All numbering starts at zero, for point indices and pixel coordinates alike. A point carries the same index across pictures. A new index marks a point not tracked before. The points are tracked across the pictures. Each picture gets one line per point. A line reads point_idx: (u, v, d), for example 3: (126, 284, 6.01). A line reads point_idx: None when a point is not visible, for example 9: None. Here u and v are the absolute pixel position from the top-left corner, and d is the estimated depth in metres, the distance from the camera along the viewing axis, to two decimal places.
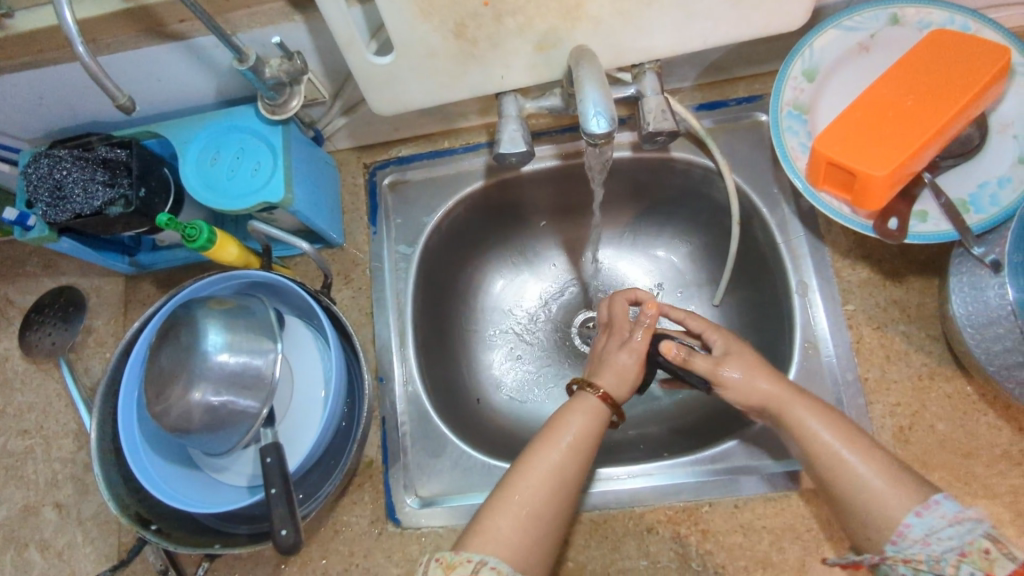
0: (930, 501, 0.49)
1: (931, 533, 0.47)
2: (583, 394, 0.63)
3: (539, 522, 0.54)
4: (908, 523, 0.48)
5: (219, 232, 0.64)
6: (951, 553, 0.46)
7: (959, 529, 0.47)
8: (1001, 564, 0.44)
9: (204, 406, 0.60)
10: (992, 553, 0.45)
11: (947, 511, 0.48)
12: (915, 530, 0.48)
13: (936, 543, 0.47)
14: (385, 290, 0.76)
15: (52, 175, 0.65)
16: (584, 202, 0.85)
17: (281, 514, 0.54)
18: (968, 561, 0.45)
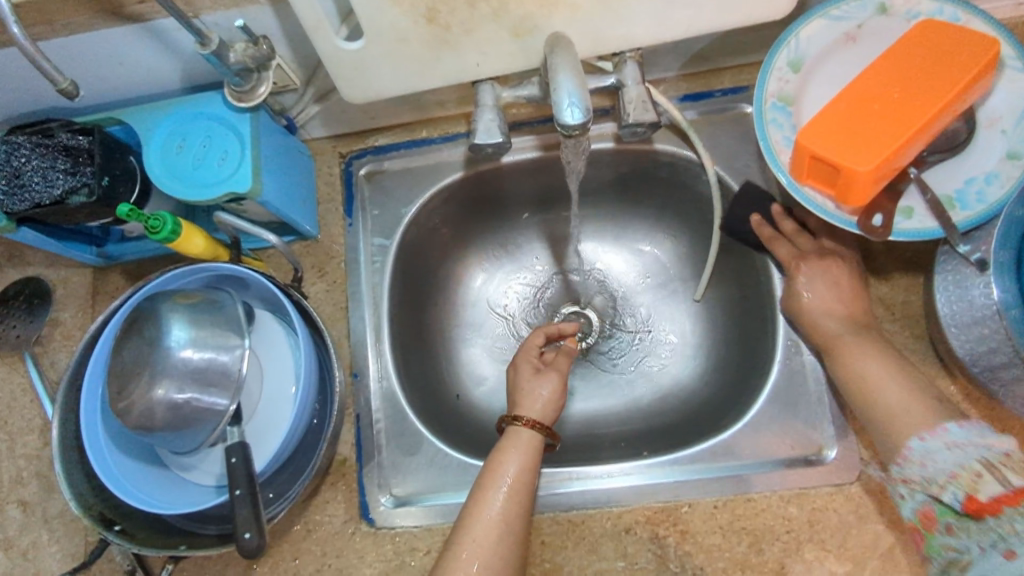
0: (939, 428, 0.52)
1: (932, 455, 0.51)
2: (513, 429, 0.65)
3: (496, 570, 0.57)
4: (912, 446, 0.52)
5: (184, 224, 0.62)
6: (942, 475, 0.49)
7: (956, 454, 0.50)
8: (988, 486, 0.47)
9: (167, 403, 0.58)
10: (982, 477, 0.47)
11: (952, 436, 0.51)
12: (916, 453, 0.52)
13: (931, 465, 0.50)
14: (361, 284, 0.74)
15: (10, 163, 0.63)
16: (567, 193, 0.84)
17: (246, 516, 0.53)
18: (956, 482, 0.48)
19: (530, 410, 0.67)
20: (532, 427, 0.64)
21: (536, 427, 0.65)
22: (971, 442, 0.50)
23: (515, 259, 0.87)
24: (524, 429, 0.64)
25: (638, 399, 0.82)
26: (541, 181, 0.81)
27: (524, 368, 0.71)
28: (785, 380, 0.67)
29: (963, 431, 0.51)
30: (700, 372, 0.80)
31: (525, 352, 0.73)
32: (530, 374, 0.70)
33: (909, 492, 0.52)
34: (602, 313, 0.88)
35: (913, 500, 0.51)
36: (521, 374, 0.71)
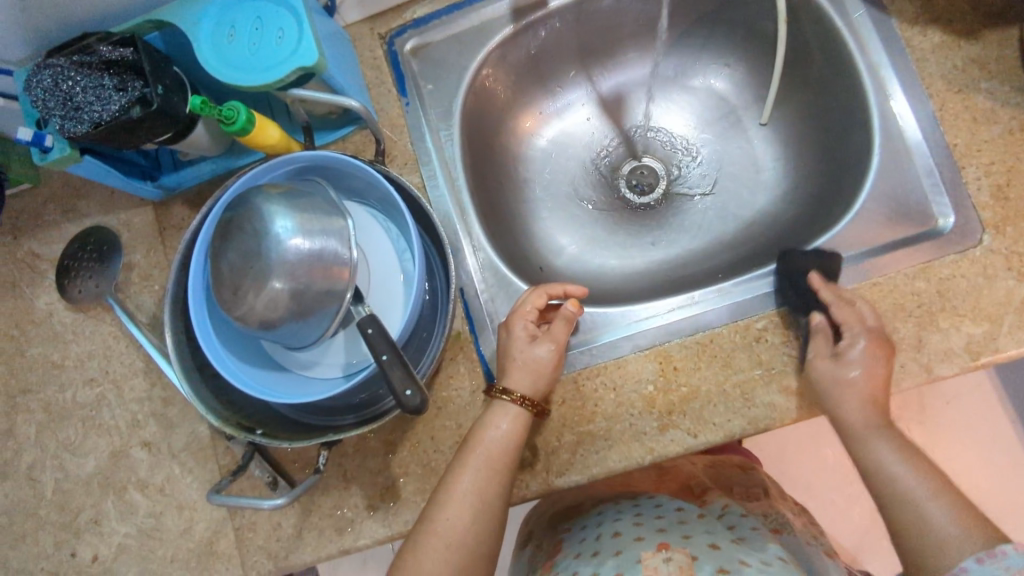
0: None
1: None
2: (500, 400, 0.62)
3: (463, 547, 0.56)
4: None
5: (257, 115, 0.59)
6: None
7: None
8: None
9: (289, 293, 0.56)
10: None
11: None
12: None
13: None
14: (433, 159, 0.71)
15: (59, 87, 0.59)
16: (616, 40, 0.81)
17: (399, 377, 0.52)
18: None
19: (523, 381, 0.63)
20: (519, 403, 0.61)
21: (524, 403, 0.61)
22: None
23: (569, 123, 0.86)
24: (514, 403, 0.61)
25: (724, 236, 0.81)
26: (588, 30, 0.78)
27: (518, 332, 0.65)
28: (887, 167, 0.66)
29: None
30: (781, 193, 0.79)
31: (520, 315, 0.66)
32: (520, 341, 0.64)
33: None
34: (667, 162, 0.86)
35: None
36: (513, 339, 0.65)
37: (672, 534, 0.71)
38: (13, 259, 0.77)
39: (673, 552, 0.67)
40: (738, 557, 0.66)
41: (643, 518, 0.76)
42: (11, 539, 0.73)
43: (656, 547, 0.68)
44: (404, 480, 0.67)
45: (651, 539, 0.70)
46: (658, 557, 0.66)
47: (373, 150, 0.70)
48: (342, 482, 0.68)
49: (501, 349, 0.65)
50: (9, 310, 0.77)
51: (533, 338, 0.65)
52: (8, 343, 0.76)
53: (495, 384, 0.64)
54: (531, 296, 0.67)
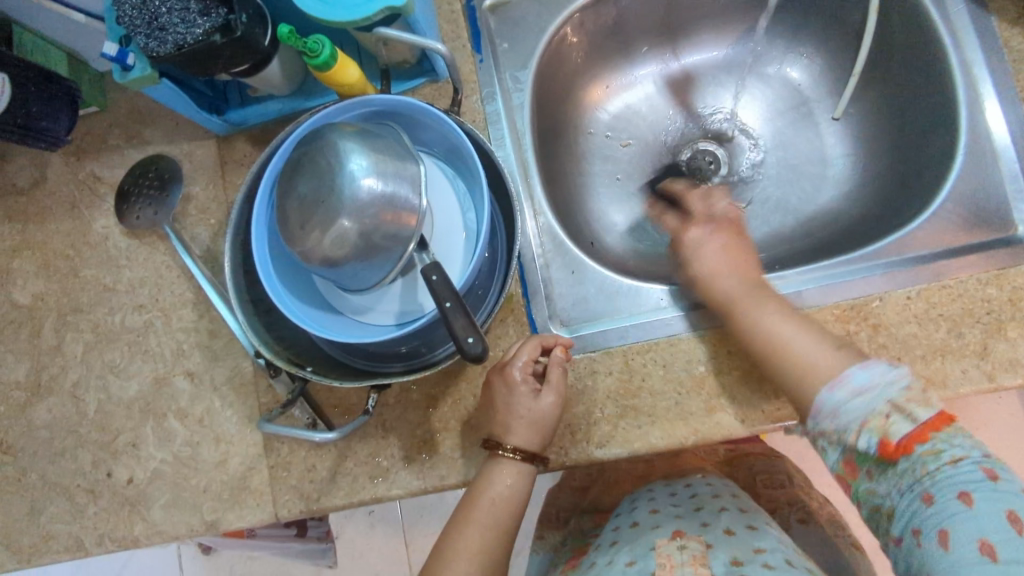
0: (842, 376, 0.55)
1: (840, 407, 0.54)
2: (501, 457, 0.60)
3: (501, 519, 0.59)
4: (822, 398, 0.55)
5: (339, 52, 0.58)
6: (855, 423, 0.53)
7: (868, 395, 0.53)
8: (897, 427, 0.52)
9: (358, 231, 0.56)
10: (892, 421, 0.52)
11: (858, 384, 0.54)
12: (856, 381, 0.55)
13: (842, 416, 0.54)
14: (503, 121, 0.71)
15: (146, 5, 0.59)
16: (696, 18, 0.79)
17: (461, 324, 0.51)
18: (867, 429, 0.53)
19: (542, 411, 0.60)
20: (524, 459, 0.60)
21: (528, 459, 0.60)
22: (874, 387, 0.54)
23: (637, 98, 0.84)
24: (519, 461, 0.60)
25: (780, 230, 0.79)
26: (670, 4, 0.77)
27: (519, 384, 0.61)
28: (969, 170, 0.64)
29: (864, 373, 0.55)
30: (846, 191, 0.78)
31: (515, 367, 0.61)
32: (523, 398, 0.60)
33: (829, 445, 0.56)
34: (732, 148, 0.84)
35: (835, 451, 0.55)
36: (515, 395, 0.60)
37: (688, 521, 0.70)
38: (74, 180, 0.78)
39: (688, 542, 0.65)
40: (756, 545, 0.64)
41: (660, 505, 0.75)
42: (50, 454, 0.74)
43: (669, 539, 0.67)
44: (443, 436, 0.67)
45: (666, 527, 0.69)
46: (672, 545, 0.65)
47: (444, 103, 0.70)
48: (380, 431, 0.68)
49: (500, 402, 0.61)
50: (67, 230, 0.77)
51: (533, 390, 0.61)
52: (64, 262, 0.77)
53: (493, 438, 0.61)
54: (523, 347, 0.62)
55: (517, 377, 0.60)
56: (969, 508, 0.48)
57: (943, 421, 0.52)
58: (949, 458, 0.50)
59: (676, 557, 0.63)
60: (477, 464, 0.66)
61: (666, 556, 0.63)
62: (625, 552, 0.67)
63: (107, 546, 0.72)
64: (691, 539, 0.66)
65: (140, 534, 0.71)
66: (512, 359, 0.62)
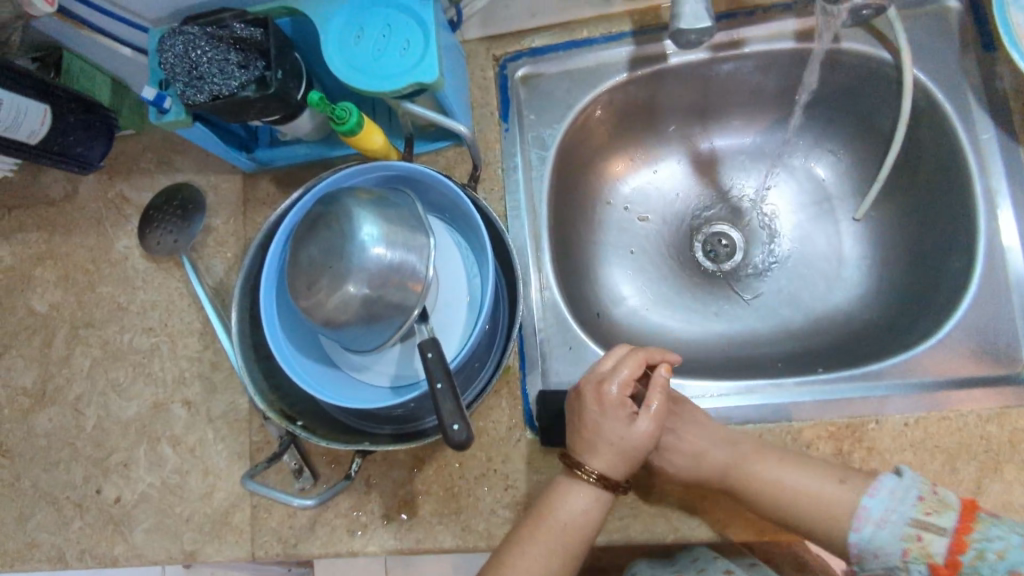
0: (858, 512, 0.56)
1: (875, 543, 0.56)
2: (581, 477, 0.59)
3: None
4: (857, 529, 0.56)
5: (366, 119, 0.60)
6: (897, 556, 0.55)
7: (892, 523, 0.55)
8: (936, 544, 0.54)
9: (361, 298, 0.57)
10: (927, 539, 0.54)
11: (876, 514, 0.55)
12: (874, 511, 0.55)
13: (883, 556, 0.55)
14: (520, 192, 0.72)
15: (188, 54, 0.61)
16: (724, 105, 0.79)
17: (449, 409, 0.52)
18: (912, 558, 0.55)
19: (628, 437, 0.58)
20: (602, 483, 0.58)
21: (603, 484, 0.59)
22: (892, 511, 0.55)
23: (660, 176, 0.84)
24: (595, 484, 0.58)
25: (786, 324, 0.78)
26: (701, 91, 0.77)
27: (612, 405, 0.59)
28: (982, 301, 0.63)
29: (876, 501, 0.55)
30: (860, 294, 0.77)
31: (614, 381, 0.60)
32: (616, 419, 0.59)
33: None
34: (749, 235, 0.84)
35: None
36: (609, 416, 0.59)
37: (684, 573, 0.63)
38: (103, 198, 0.80)
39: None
40: None
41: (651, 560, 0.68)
42: (45, 463, 0.76)
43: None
44: (424, 498, 0.68)
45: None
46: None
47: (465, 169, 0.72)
48: (364, 485, 0.69)
49: (590, 419, 0.60)
50: (90, 246, 0.80)
51: (628, 414, 0.59)
52: (83, 277, 0.79)
53: (573, 451, 0.60)
54: (623, 363, 0.61)
55: (614, 396, 0.59)
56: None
57: (971, 510, 0.54)
58: (995, 554, 0.52)
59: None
60: (455, 532, 0.66)
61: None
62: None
63: (87, 562, 0.73)
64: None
65: (120, 555, 0.73)
66: (611, 375, 0.61)
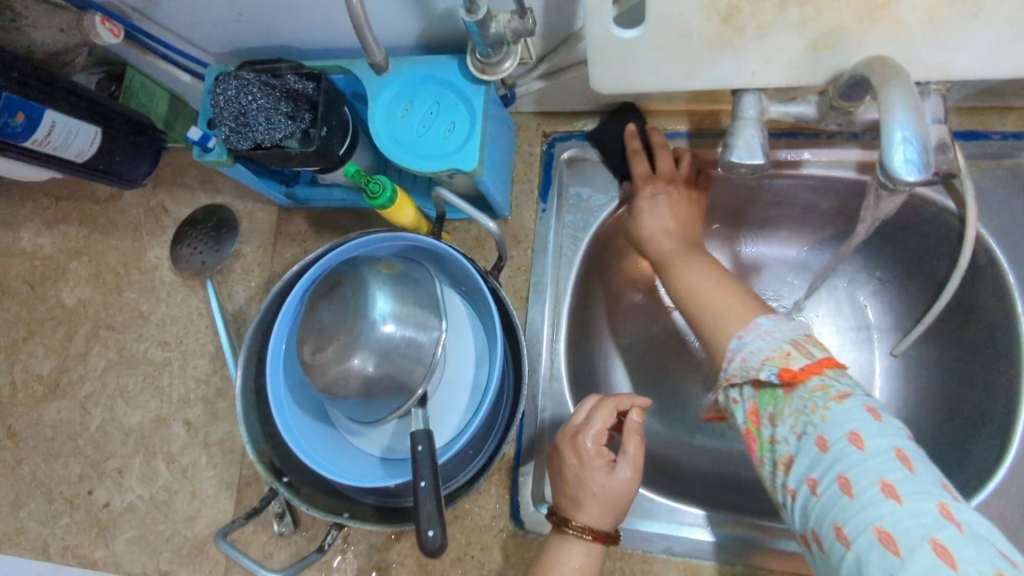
0: (752, 324, 0.51)
1: (749, 349, 0.50)
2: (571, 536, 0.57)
3: None
4: (733, 346, 0.51)
5: (401, 192, 0.59)
6: (757, 360, 0.48)
7: (771, 337, 0.49)
8: (798, 361, 0.47)
9: (361, 376, 0.56)
10: (792, 354, 0.47)
11: (765, 328, 0.50)
12: (763, 327, 0.50)
13: (747, 358, 0.49)
14: (546, 275, 0.70)
15: (238, 99, 0.61)
16: (771, 214, 0.76)
17: (428, 512, 0.51)
18: (771, 364, 0.48)
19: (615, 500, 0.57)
20: (591, 537, 0.57)
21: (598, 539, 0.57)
22: (778, 330, 0.50)
23: None
24: (587, 540, 0.57)
25: None
26: (750, 198, 0.74)
27: (591, 458, 0.58)
28: (1011, 485, 0.60)
29: (771, 322, 0.51)
30: None
31: (588, 432, 0.59)
32: (596, 473, 0.57)
33: (737, 392, 0.50)
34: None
35: (742, 401, 0.50)
36: (590, 468, 0.58)
37: None
38: (145, 205, 0.82)
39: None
40: None
41: None
42: (46, 453, 0.78)
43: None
44: (396, 569, 0.67)
45: None
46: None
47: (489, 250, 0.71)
48: (341, 543, 0.68)
49: (571, 473, 0.59)
50: (124, 250, 0.82)
51: (607, 462, 0.58)
52: (112, 279, 0.81)
53: (558, 513, 0.59)
54: (596, 414, 0.60)
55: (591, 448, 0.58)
56: (860, 450, 0.43)
57: (834, 363, 0.48)
58: (837, 394, 0.46)
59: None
60: None
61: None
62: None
63: (66, 559, 0.75)
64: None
65: (98, 560, 0.74)
66: (585, 427, 0.59)
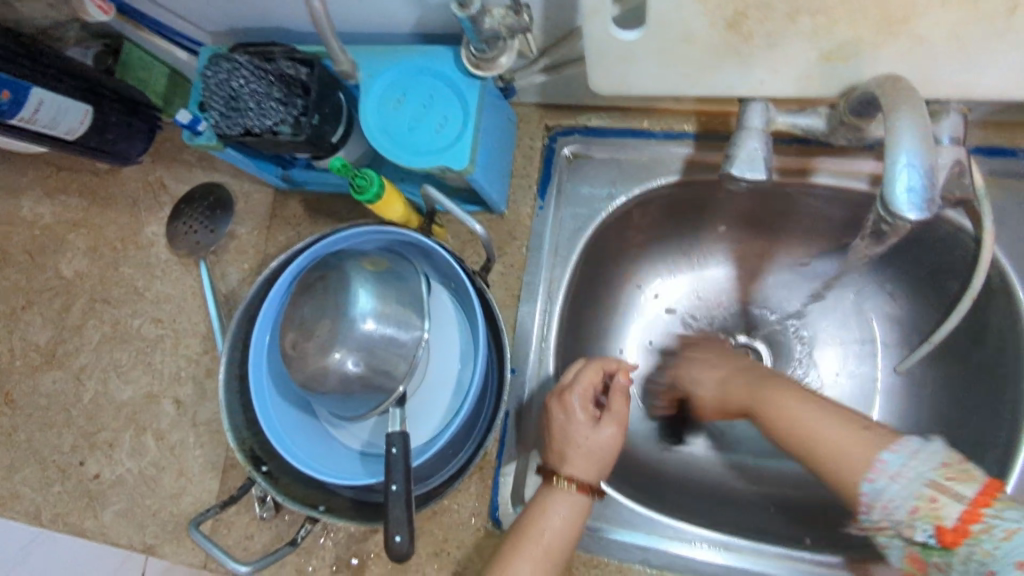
0: (876, 460, 0.48)
1: (883, 494, 0.47)
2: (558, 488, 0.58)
3: None
4: (866, 491, 0.48)
5: (389, 186, 0.58)
6: (904, 512, 0.46)
7: (905, 480, 0.46)
8: (950, 509, 0.45)
9: (340, 373, 0.55)
10: (938, 502, 0.45)
11: (892, 467, 0.47)
12: (890, 466, 0.47)
13: (893, 509, 0.47)
14: (540, 275, 0.69)
15: (229, 82, 0.60)
16: (779, 221, 0.73)
17: (397, 516, 0.51)
18: (920, 516, 0.46)
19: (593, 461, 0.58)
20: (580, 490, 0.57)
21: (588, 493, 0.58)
22: (909, 467, 0.47)
23: (701, 282, 0.79)
24: (572, 491, 0.57)
25: None
26: (758, 203, 0.71)
27: (577, 412, 0.60)
28: None
29: (897, 454, 0.47)
30: None
31: (576, 389, 0.60)
32: (582, 425, 0.59)
33: (888, 540, 0.49)
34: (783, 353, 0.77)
35: (897, 548, 0.48)
36: (575, 421, 0.59)
37: None
38: (143, 179, 0.81)
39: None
40: None
41: None
42: (41, 422, 0.79)
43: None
44: (374, 560, 0.67)
45: None
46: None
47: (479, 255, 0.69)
48: (321, 529, 0.69)
49: (557, 427, 0.60)
50: (122, 224, 0.81)
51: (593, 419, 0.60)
52: (109, 253, 0.81)
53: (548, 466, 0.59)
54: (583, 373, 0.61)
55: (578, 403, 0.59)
56: None
57: (995, 488, 0.45)
58: (1003, 533, 0.44)
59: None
60: None
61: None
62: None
63: (56, 527, 0.76)
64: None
65: (87, 529, 0.75)
66: (573, 384, 0.61)
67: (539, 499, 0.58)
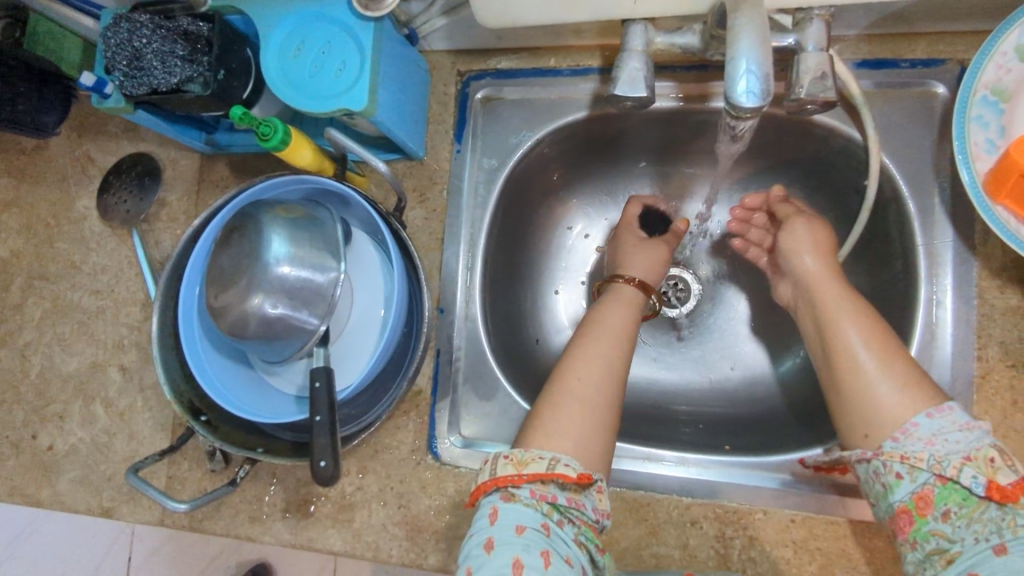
0: (945, 406, 0.48)
1: (941, 434, 0.47)
2: (619, 289, 0.66)
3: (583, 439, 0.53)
4: (915, 423, 0.48)
5: (295, 133, 0.60)
6: (955, 455, 0.46)
7: (975, 436, 0.46)
8: (1002, 474, 0.45)
9: (260, 316, 0.57)
10: (997, 464, 0.45)
11: (962, 419, 0.47)
12: (958, 416, 0.47)
13: (940, 445, 0.47)
14: (461, 216, 0.71)
15: (132, 42, 0.60)
16: (693, 151, 0.76)
17: (322, 444, 0.53)
18: (971, 464, 0.45)
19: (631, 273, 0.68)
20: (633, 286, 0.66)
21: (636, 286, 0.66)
22: (976, 428, 0.47)
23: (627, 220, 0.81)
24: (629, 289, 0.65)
25: (724, 380, 0.76)
26: (668, 134, 0.74)
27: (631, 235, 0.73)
28: None
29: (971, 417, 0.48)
30: (799, 368, 0.73)
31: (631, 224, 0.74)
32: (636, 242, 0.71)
33: (908, 472, 0.47)
34: (726, 267, 0.81)
35: (911, 482, 0.47)
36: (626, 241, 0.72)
37: None
38: (70, 154, 0.82)
39: (596, 555, 0.51)
40: None
41: None
42: None
43: (544, 544, 0.48)
44: (322, 502, 0.70)
45: None
46: (556, 485, 0.50)
47: (395, 200, 0.71)
48: (269, 476, 0.71)
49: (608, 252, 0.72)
50: (53, 201, 0.82)
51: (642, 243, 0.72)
52: (43, 229, 0.82)
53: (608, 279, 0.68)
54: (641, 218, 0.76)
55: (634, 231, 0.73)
56: None
57: None
58: None
59: (586, 512, 0.51)
60: (346, 538, 0.68)
61: (519, 566, 0.47)
62: (482, 507, 0.51)
63: (16, 498, 0.78)
64: (592, 530, 0.52)
65: (46, 499, 0.77)
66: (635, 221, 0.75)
67: (594, 308, 0.64)
